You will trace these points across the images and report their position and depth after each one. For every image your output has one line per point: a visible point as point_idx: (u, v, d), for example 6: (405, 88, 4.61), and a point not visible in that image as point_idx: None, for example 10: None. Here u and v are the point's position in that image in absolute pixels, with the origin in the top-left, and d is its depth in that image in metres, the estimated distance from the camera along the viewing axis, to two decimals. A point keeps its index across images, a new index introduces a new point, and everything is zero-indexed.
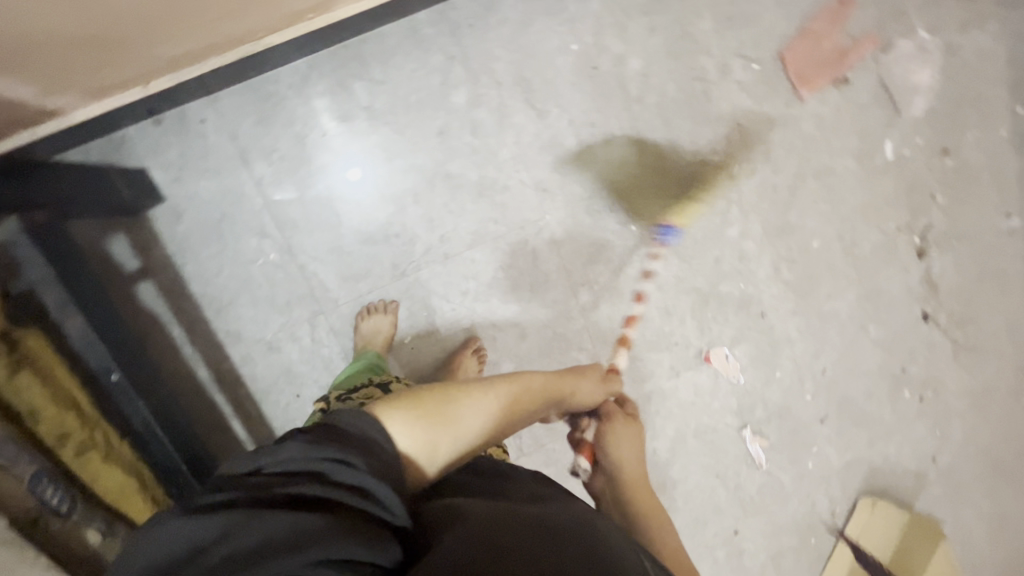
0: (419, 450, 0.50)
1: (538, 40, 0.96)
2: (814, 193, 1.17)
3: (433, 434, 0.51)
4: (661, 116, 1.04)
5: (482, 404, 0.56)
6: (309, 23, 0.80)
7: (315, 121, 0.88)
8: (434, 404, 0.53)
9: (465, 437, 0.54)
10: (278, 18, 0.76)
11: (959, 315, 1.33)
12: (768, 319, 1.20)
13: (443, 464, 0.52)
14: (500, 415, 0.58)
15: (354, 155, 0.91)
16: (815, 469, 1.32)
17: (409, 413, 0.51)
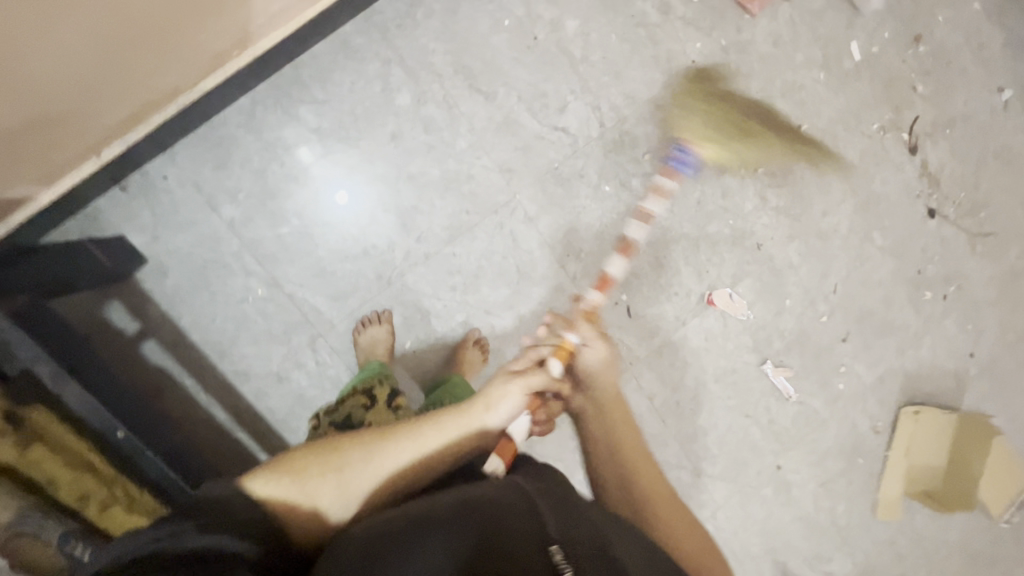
0: (298, 499, 0.54)
1: (469, 24, 0.96)
2: (786, 113, 1.14)
3: (311, 488, 0.55)
4: (611, 71, 1.03)
5: (370, 450, 0.58)
6: (238, 59, 0.80)
7: (287, 154, 0.91)
8: (315, 458, 0.57)
9: (349, 483, 0.56)
10: (206, 62, 0.76)
11: (968, 204, 1.28)
12: (767, 251, 1.18)
13: (333, 512, 0.55)
14: (395, 461, 0.58)
15: (339, 179, 0.93)
16: (848, 389, 1.30)
17: (293, 469, 0.56)
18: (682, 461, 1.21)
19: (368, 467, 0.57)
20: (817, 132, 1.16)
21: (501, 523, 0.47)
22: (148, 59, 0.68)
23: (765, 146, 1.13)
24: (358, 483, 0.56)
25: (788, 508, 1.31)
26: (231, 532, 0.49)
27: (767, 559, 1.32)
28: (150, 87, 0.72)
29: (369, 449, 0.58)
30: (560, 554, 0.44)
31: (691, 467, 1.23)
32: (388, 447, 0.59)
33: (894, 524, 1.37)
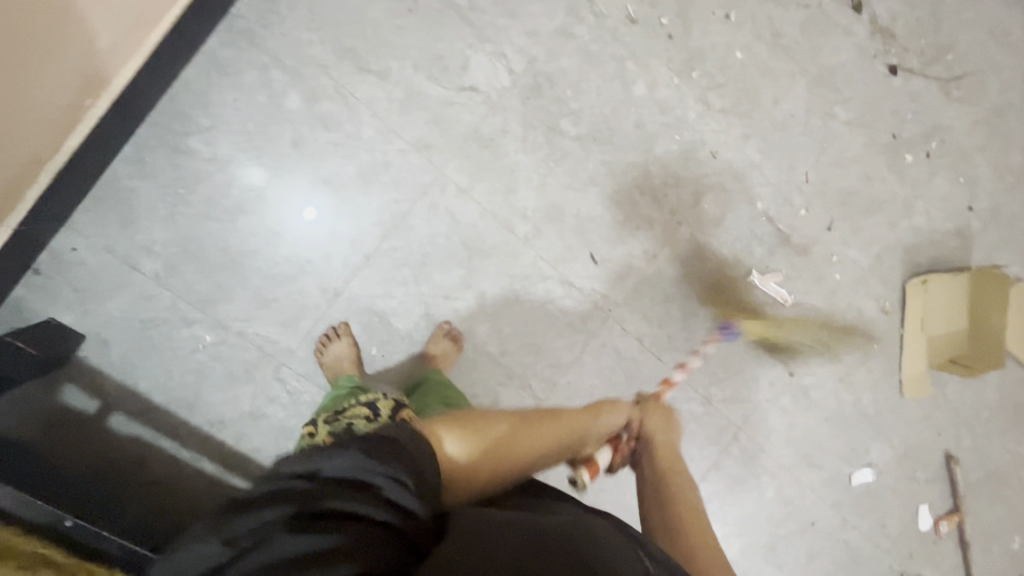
0: (464, 451, 0.55)
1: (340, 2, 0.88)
2: (708, 5, 1.04)
3: (472, 441, 0.56)
4: (505, 11, 0.94)
5: (517, 426, 0.61)
6: (94, 109, 0.76)
7: (241, 181, 0.88)
8: (472, 421, 0.59)
9: (500, 448, 0.58)
10: (59, 118, 0.71)
11: (928, 50, 1.18)
12: (723, 158, 1.10)
13: (477, 478, 0.55)
14: (542, 443, 0.63)
15: (305, 195, 0.91)
16: (846, 278, 1.23)
17: (460, 427, 0.57)
18: (688, 392, 1.18)
19: (518, 441, 0.60)
20: (745, 17, 1.06)
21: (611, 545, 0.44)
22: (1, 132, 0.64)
23: (694, 46, 1.04)
24: (507, 454, 0.58)
25: (810, 412, 1.27)
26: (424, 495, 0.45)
27: (801, 466, 1.29)
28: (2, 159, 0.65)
29: (528, 425, 0.63)
30: None
31: (700, 396, 1.19)
32: (541, 428, 0.64)
33: (926, 400, 1.32)
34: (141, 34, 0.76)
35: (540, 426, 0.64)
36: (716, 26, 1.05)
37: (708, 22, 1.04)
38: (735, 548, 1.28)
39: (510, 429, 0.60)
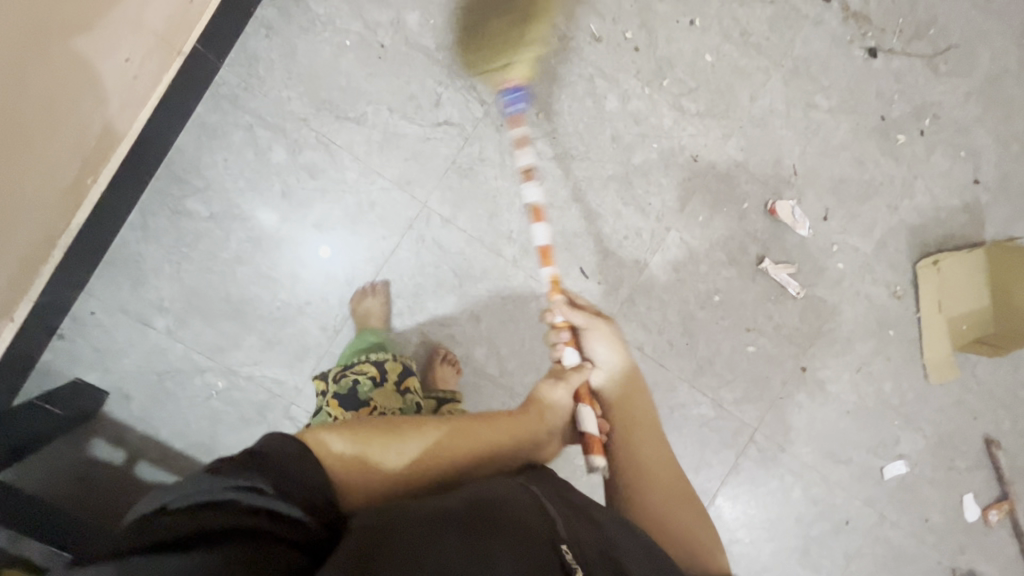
0: (354, 455, 0.55)
1: (312, 57, 0.92)
2: (672, 14, 1.05)
3: (366, 447, 0.57)
4: (471, 45, 0.97)
5: (425, 430, 0.61)
6: (93, 185, 0.80)
7: (256, 224, 0.94)
8: (377, 428, 0.59)
9: (399, 453, 0.58)
10: (61, 198, 0.75)
11: (909, 27, 1.16)
12: (704, 160, 1.10)
13: (370, 482, 0.55)
14: (464, 442, 0.63)
15: (318, 234, 0.96)
16: (849, 266, 1.20)
17: (355, 432, 0.57)
18: (697, 397, 1.17)
19: (424, 444, 0.60)
20: (711, 21, 1.07)
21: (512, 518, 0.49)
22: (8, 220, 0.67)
23: (661, 55, 1.05)
24: (413, 458, 0.59)
25: (829, 406, 1.23)
26: (299, 501, 0.45)
27: (827, 463, 1.24)
28: (9, 250, 0.70)
29: (442, 426, 0.63)
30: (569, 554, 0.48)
31: (710, 400, 1.17)
32: (460, 428, 0.63)
33: (954, 384, 1.26)
34: (134, 109, 0.80)
35: (460, 427, 0.64)
36: (681, 33, 1.06)
37: (673, 30, 1.05)
38: (766, 554, 1.24)
39: (418, 436, 0.60)
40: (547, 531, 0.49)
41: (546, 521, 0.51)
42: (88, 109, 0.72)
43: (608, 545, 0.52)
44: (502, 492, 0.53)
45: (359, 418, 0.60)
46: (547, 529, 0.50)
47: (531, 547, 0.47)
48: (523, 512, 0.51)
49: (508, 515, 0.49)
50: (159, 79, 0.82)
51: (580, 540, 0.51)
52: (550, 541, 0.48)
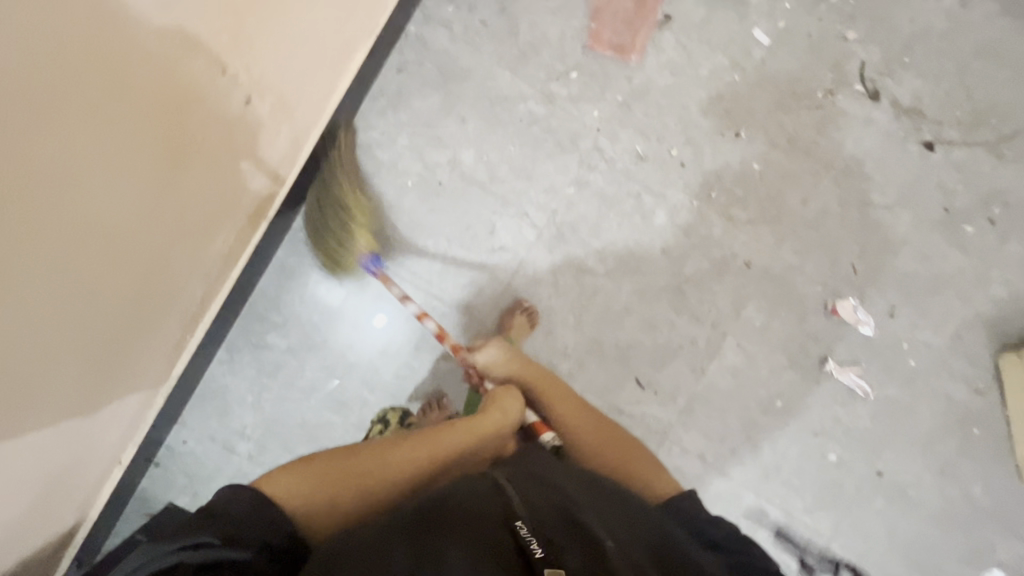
0: (303, 491, 0.63)
1: (378, 200, 1.01)
2: (715, 129, 1.07)
3: (312, 478, 0.65)
4: (522, 176, 1.03)
5: (366, 452, 0.70)
6: (207, 316, 0.88)
7: (328, 299, 1.00)
8: (323, 460, 0.67)
9: (352, 473, 0.67)
10: (178, 329, 0.84)
11: (967, 118, 1.13)
12: (758, 265, 1.09)
13: (331, 507, 0.64)
14: (408, 454, 0.71)
15: (379, 303, 1.01)
16: (921, 362, 1.15)
17: (302, 470, 0.65)
18: (764, 505, 1.12)
19: (369, 464, 0.68)
20: (757, 130, 1.08)
21: (460, 509, 0.56)
22: (129, 357, 0.76)
23: (707, 169, 1.07)
24: (365, 475, 0.68)
25: (912, 512, 1.15)
26: (246, 543, 0.54)
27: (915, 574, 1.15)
28: (135, 386, 0.81)
29: (385, 446, 0.71)
30: (524, 528, 0.54)
31: (779, 507, 1.13)
32: (398, 446, 0.72)
33: None
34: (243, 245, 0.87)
35: (400, 443, 0.73)
36: (727, 145, 1.07)
37: (718, 144, 1.07)
38: None
39: (361, 458, 0.69)
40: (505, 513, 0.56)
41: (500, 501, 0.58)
42: (195, 279, 0.80)
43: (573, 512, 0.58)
44: (457, 484, 0.61)
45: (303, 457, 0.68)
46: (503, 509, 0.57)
47: (477, 527, 0.54)
48: (475, 502, 0.57)
49: (461, 500, 0.57)
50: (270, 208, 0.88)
51: (541, 514, 0.57)
52: (504, 521, 0.55)
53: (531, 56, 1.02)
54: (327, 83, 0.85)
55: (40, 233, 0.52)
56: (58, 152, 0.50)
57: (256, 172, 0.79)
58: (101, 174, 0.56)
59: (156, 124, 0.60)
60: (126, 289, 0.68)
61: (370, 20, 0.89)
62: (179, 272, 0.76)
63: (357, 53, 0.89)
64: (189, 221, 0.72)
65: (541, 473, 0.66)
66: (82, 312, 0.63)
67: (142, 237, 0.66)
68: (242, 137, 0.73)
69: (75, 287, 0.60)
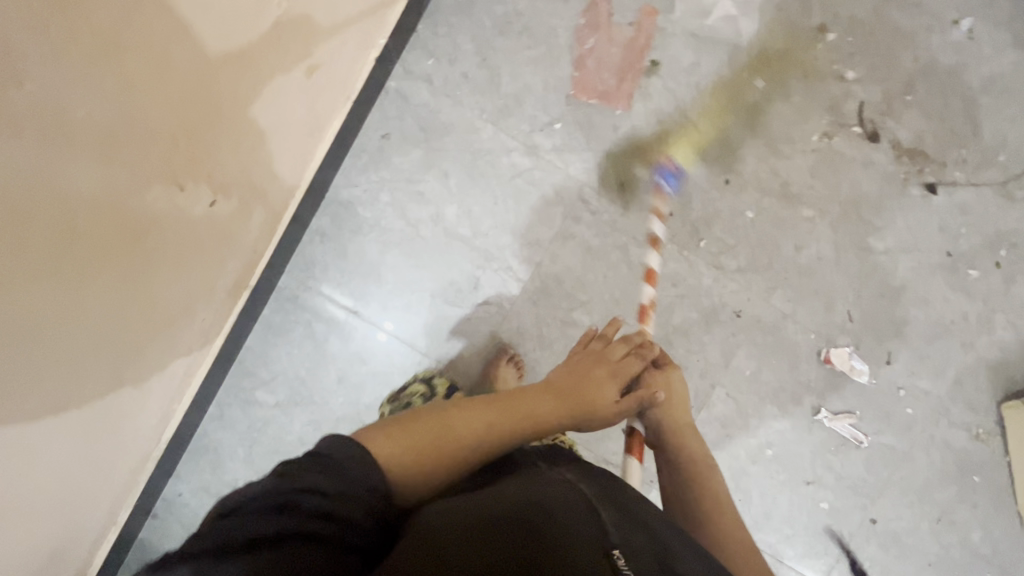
0: (397, 449, 0.54)
1: (362, 256, 1.01)
2: (704, 176, 1.04)
3: (408, 438, 0.56)
4: (507, 229, 1.02)
5: (471, 411, 0.62)
6: (197, 376, 0.90)
7: (334, 307, 1.01)
8: (422, 420, 0.59)
9: (450, 435, 0.59)
10: (171, 392, 0.85)
11: (973, 157, 1.08)
12: (749, 314, 1.07)
13: (422, 474, 0.55)
14: (509, 420, 0.63)
15: (382, 316, 1.01)
16: (919, 409, 1.11)
17: (399, 429, 0.57)
18: None
19: (466, 427, 0.60)
20: (749, 177, 1.05)
21: (558, 520, 0.48)
22: (125, 423, 0.77)
23: (696, 217, 1.05)
24: (457, 444, 0.59)
25: (909, 561, 1.12)
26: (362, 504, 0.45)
27: None
28: (131, 448, 0.83)
29: (487, 408, 0.63)
30: (621, 557, 0.46)
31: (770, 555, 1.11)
32: (501, 410, 0.63)
33: None
34: (229, 307, 0.88)
35: (498, 406, 0.64)
36: (716, 192, 1.05)
37: (708, 191, 1.05)
38: None
39: (463, 417, 0.61)
40: (598, 535, 0.48)
41: (598, 523, 0.49)
42: (178, 350, 0.80)
43: (662, 549, 0.50)
44: (550, 490, 0.53)
45: (401, 413, 0.60)
46: (596, 529, 0.48)
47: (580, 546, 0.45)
48: (579, 518, 0.49)
49: (558, 516, 0.48)
50: (255, 267, 0.88)
51: (630, 540, 0.49)
52: (600, 544, 0.47)
53: (514, 108, 1.00)
54: (300, 157, 0.84)
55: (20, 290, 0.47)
56: (14, 270, 0.46)
57: (238, 239, 0.78)
58: (76, 305, 0.55)
59: (142, 177, 0.55)
60: (119, 345, 0.65)
61: (347, 89, 0.88)
62: (159, 359, 0.76)
63: (331, 121, 0.88)
64: (178, 276, 0.68)
65: (619, 498, 0.57)
66: (79, 362, 0.60)
67: (136, 292, 0.63)
68: (217, 228, 0.71)
69: (58, 409, 0.60)
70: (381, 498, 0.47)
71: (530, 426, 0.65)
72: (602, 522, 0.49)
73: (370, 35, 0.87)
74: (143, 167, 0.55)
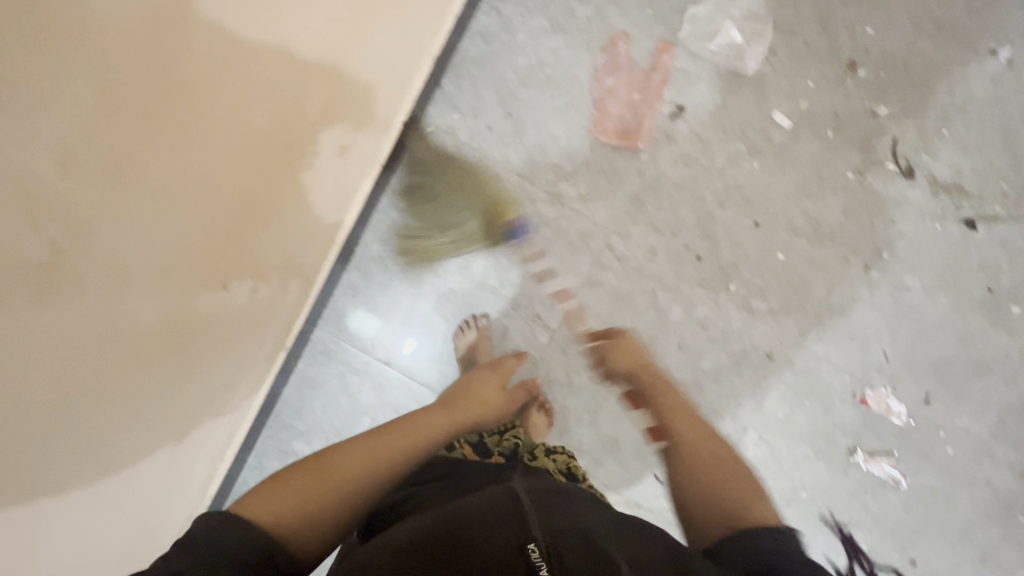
0: (277, 502, 0.58)
1: (392, 308, 1.02)
2: (733, 219, 1.03)
3: (294, 493, 0.59)
4: (534, 278, 1.03)
5: (356, 446, 0.67)
6: (241, 425, 0.91)
7: (354, 333, 1.02)
8: (306, 468, 0.62)
9: (341, 472, 0.63)
10: (218, 447, 0.87)
11: (1014, 190, 1.04)
12: (780, 357, 1.05)
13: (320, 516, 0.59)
14: (396, 445, 0.69)
15: (401, 332, 1.03)
16: (960, 449, 1.08)
17: (280, 484, 0.60)
18: None
19: (355, 461, 0.65)
20: (778, 219, 1.03)
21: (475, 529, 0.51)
22: (176, 482, 0.79)
23: (724, 260, 1.03)
24: (346, 479, 0.63)
25: None
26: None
27: None
28: (180, 508, 0.83)
29: (369, 439, 0.68)
30: (535, 552, 0.48)
31: None
32: (383, 439, 0.69)
33: None
34: (270, 363, 0.89)
35: (378, 437, 0.69)
36: (745, 234, 1.03)
37: (736, 234, 1.03)
38: None
39: (346, 453, 0.66)
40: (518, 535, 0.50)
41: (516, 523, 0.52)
42: (225, 408, 0.82)
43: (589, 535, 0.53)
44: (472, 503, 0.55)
45: (281, 470, 0.62)
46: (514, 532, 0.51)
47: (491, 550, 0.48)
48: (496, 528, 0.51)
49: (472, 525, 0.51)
50: (294, 322, 0.90)
51: (556, 533, 0.52)
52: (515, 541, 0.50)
53: (538, 159, 1.01)
54: (340, 216, 0.86)
55: (98, 390, 0.52)
56: (94, 374, 0.50)
57: (285, 298, 0.81)
58: (142, 392, 0.58)
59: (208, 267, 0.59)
60: (177, 420, 0.68)
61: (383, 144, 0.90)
62: (207, 427, 0.78)
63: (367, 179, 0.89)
64: (232, 344, 0.72)
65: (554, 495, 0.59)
66: (144, 441, 0.63)
67: (194, 370, 0.66)
68: (262, 309, 0.74)
69: (113, 496, 0.63)
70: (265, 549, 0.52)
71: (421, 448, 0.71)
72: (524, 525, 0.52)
73: (405, 92, 0.88)
74: (200, 276, 0.58)
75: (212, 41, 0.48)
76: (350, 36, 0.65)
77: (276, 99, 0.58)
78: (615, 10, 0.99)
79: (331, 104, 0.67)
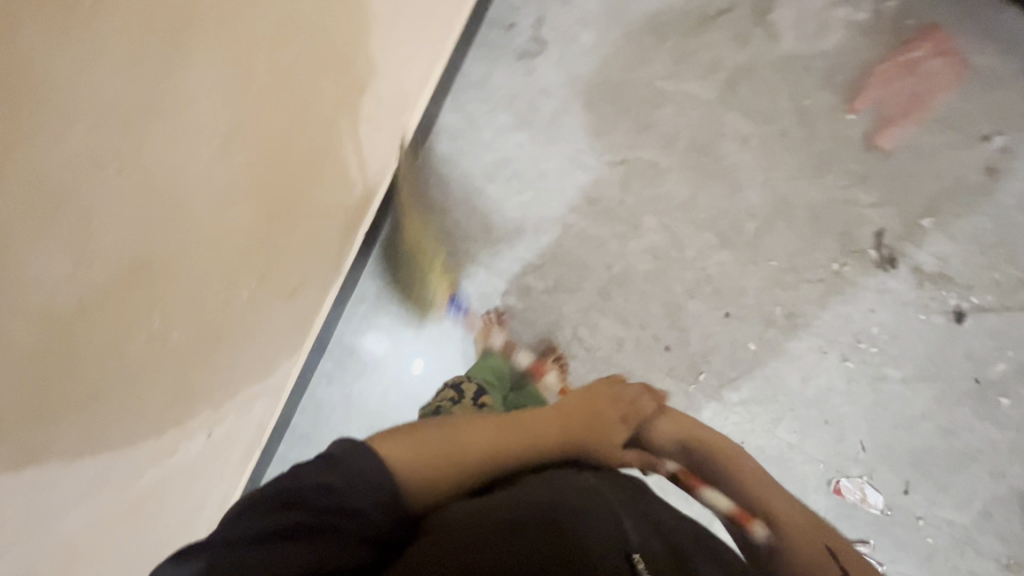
0: (407, 460, 0.55)
1: (364, 393, 1.06)
2: (703, 310, 1.01)
3: (422, 457, 0.56)
4: None
5: (488, 423, 0.63)
6: (280, 402, 0.92)
7: (381, 336, 1.05)
8: (434, 437, 0.58)
9: (472, 448, 0.60)
10: (259, 427, 0.88)
11: (1007, 279, 0.98)
12: (752, 446, 1.04)
13: (439, 483, 0.56)
14: (529, 430, 0.64)
15: (416, 348, 1.05)
16: (945, 542, 1.03)
17: (409, 440, 0.57)
18: None
19: (485, 438, 0.61)
20: (749, 310, 1.01)
21: (583, 523, 0.51)
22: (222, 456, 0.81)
23: (694, 351, 1.02)
24: (467, 457, 0.59)
25: None
26: (358, 502, 0.50)
27: None
28: (228, 470, 0.85)
29: (503, 420, 0.64)
30: (640, 561, 0.49)
31: None
32: (515, 420, 0.64)
33: None
34: (299, 349, 0.91)
35: (514, 419, 0.65)
36: (716, 325, 1.02)
37: (705, 325, 1.02)
38: None
39: (478, 427, 0.62)
40: (620, 537, 0.51)
41: (618, 524, 0.53)
42: (259, 401, 0.85)
43: (681, 550, 0.54)
44: (574, 493, 0.56)
45: (411, 425, 0.59)
46: (620, 532, 0.52)
47: (599, 553, 0.49)
48: (604, 525, 0.52)
49: (581, 523, 0.52)
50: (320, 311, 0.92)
51: (651, 541, 0.53)
52: (620, 548, 0.50)
53: (505, 253, 1.02)
54: (350, 217, 0.87)
55: (102, 426, 0.58)
56: (88, 412, 0.56)
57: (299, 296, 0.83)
58: (150, 411, 0.64)
59: (198, 301, 0.64)
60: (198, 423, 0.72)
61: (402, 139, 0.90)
62: (238, 435, 0.82)
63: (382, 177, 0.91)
64: (245, 349, 0.76)
65: (640, 500, 0.60)
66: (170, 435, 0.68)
67: (209, 377, 0.71)
68: (268, 366, 0.83)
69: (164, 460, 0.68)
70: (391, 502, 0.52)
71: (555, 444, 0.65)
72: (625, 524, 0.54)
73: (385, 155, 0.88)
74: (144, 421, 0.63)
75: (82, 181, 0.48)
76: (280, 215, 0.72)
77: (206, 276, 0.64)
78: (582, 104, 0.99)
79: (264, 275, 0.74)
